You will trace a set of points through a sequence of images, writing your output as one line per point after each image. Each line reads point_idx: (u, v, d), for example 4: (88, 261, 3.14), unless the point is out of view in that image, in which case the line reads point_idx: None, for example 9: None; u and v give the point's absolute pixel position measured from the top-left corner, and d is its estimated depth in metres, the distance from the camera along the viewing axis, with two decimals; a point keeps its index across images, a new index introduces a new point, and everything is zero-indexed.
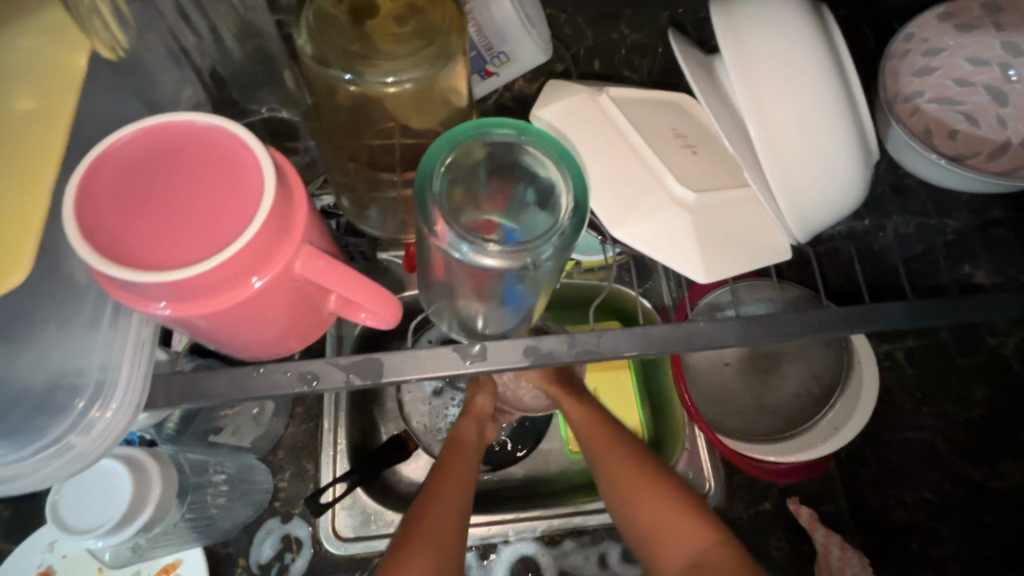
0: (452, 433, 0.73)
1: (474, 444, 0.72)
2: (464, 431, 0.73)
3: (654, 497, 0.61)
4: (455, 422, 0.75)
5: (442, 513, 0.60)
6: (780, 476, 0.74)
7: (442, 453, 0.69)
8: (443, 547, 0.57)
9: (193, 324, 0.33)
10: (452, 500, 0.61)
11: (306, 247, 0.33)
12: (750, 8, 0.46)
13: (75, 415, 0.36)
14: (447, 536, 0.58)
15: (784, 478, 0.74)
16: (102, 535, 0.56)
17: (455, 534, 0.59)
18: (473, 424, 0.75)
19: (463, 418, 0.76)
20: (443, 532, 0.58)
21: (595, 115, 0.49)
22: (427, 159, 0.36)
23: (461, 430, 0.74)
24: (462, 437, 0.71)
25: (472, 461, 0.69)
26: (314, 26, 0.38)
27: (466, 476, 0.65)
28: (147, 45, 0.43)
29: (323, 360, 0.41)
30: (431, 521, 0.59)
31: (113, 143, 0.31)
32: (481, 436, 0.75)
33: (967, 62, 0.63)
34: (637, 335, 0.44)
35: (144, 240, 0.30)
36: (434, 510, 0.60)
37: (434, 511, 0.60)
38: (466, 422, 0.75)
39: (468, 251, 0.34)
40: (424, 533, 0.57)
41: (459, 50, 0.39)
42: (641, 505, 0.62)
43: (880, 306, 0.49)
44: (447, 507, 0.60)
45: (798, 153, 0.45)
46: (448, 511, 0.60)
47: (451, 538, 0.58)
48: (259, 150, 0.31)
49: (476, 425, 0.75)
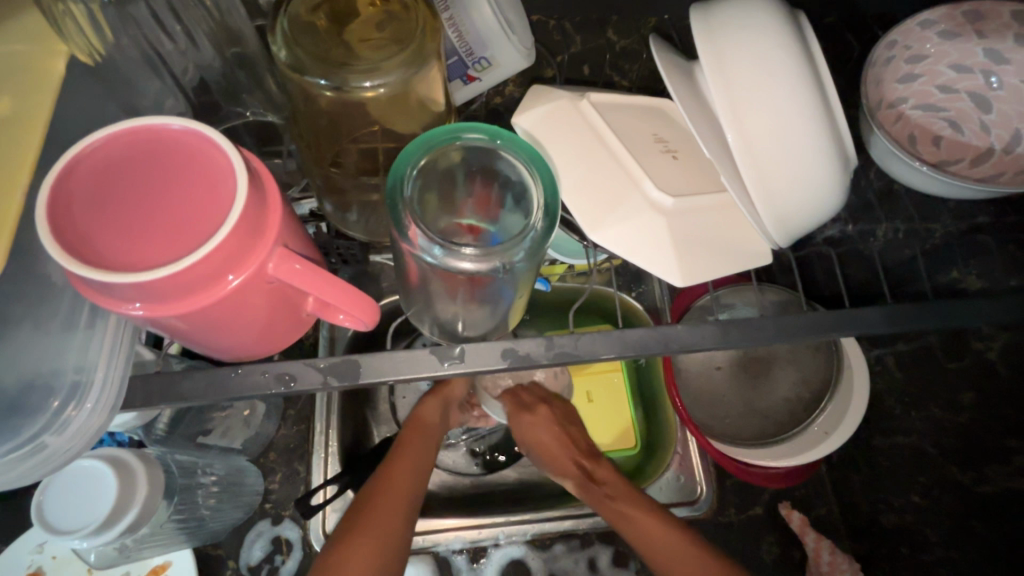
0: (414, 412, 0.76)
1: (435, 424, 0.76)
2: (426, 413, 0.76)
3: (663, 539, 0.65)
4: (419, 401, 0.77)
5: (387, 510, 0.63)
6: (789, 480, 0.75)
7: (400, 434, 0.72)
8: (385, 543, 0.60)
9: (169, 325, 0.34)
10: (404, 486, 0.65)
11: (279, 249, 0.34)
12: (727, 16, 0.47)
13: (51, 414, 0.36)
14: (392, 531, 0.62)
15: (792, 481, 0.75)
16: (87, 535, 0.56)
17: (400, 525, 0.63)
18: (436, 406, 0.78)
19: (427, 398, 0.78)
20: (386, 524, 0.61)
21: (575, 121, 0.49)
22: (400, 162, 0.36)
23: (423, 412, 0.77)
24: (423, 418, 0.74)
25: (430, 443, 0.72)
26: (290, 32, 0.38)
27: (420, 458, 0.69)
28: (125, 51, 0.44)
29: (300, 361, 0.41)
30: (374, 515, 0.62)
31: (87, 146, 0.32)
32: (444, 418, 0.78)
33: (950, 69, 0.63)
34: (614, 337, 0.45)
35: (116, 241, 0.30)
36: (379, 506, 0.63)
37: (379, 504, 0.63)
38: (431, 401, 0.78)
39: (440, 254, 0.34)
40: (366, 529, 0.61)
41: (433, 53, 0.39)
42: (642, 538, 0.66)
43: (859, 312, 0.49)
44: (397, 493, 0.64)
45: (775, 159, 0.45)
46: (397, 502, 0.64)
47: (396, 530, 0.62)
48: (233, 154, 0.32)
49: (439, 408, 0.78)
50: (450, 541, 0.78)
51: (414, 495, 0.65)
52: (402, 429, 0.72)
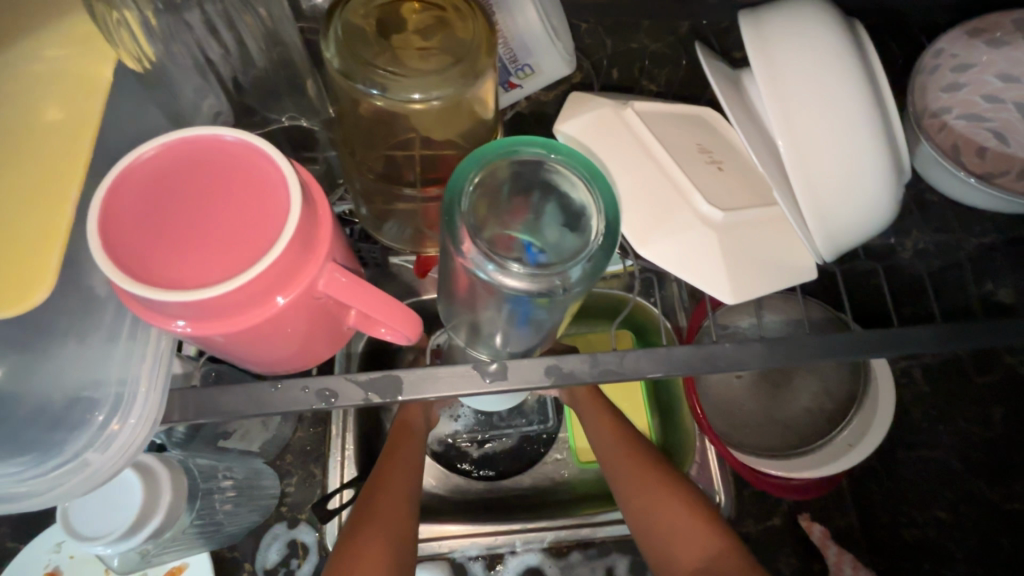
0: (398, 419, 0.72)
1: (419, 430, 0.73)
2: (411, 415, 0.73)
3: (702, 542, 0.56)
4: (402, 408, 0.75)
5: (391, 509, 0.60)
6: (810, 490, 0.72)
7: (387, 440, 0.69)
8: (393, 541, 0.58)
9: (215, 342, 0.33)
10: (404, 483, 0.63)
11: (329, 264, 0.33)
12: (782, 24, 0.45)
13: (94, 429, 0.35)
14: (397, 531, 0.59)
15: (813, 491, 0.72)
16: (111, 542, 0.56)
17: (405, 524, 0.60)
18: (418, 412, 0.74)
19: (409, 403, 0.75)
20: (393, 523, 0.59)
21: (620, 130, 0.48)
22: (456, 176, 0.35)
23: (407, 415, 0.74)
24: (410, 420, 0.72)
25: (417, 450, 0.69)
26: (341, 37, 0.37)
27: (414, 459, 0.67)
28: (173, 57, 0.43)
29: (340, 377, 0.40)
30: (379, 516, 0.59)
31: (135, 158, 0.31)
32: (428, 418, 0.75)
33: (997, 78, 0.61)
34: (659, 356, 0.43)
35: (168, 257, 0.29)
36: (381, 509, 0.60)
37: (383, 505, 0.60)
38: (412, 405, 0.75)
39: (494, 272, 0.33)
40: (376, 527, 0.58)
41: (488, 67, 0.38)
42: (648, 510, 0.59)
43: (908, 331, 0.47)
44: (400, 493, 0.62)
45: (829, 173, 0.44)
46: (398, 507, 0.61)
47: (403, 525, 0.60)
48: (286, 167, 0.31)
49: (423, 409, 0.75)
50: (467, 548, 0.77)
51: (411, 502, 0.62)
52: (389, 435, 0.69)
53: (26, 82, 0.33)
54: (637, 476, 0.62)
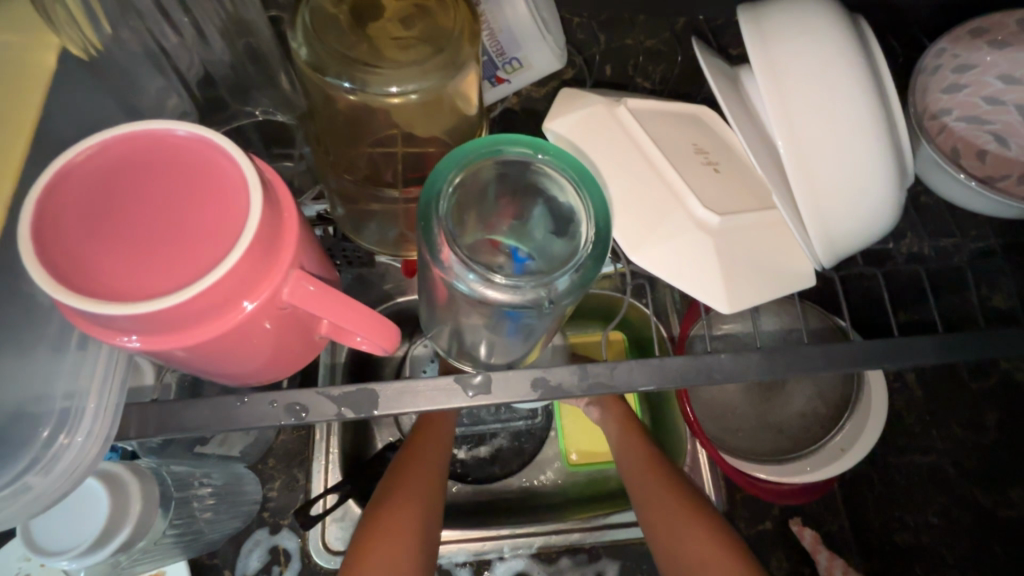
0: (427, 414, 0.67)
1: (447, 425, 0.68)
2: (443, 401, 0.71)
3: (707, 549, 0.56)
4: None
5: (421, 474, 0.59)
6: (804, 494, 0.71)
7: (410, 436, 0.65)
8: (424, 504, 0.57)
9: (170, 356, 0.30)
10: (433, 456, 0.62)
11: (295, 271, 0.30)
12: (782, 20, 0.43)
13: (36, 449, 0.33)
14: (426, 496, 0.58)
15: (808, 496, 0.70)
16: (75, 557, 0.53)
17: (433, 492, 0.59)
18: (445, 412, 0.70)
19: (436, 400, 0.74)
20: (423, 486, 0.58)
21: (612, 130, 0.46)
22: (434, 178, 0.32)
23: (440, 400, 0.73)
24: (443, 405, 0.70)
25: (445, 446, 0.65)
26: (310, 26, 0.34)
27: (443, 440, 0.65)
28: (123, 43, 0.39)
29: (312, 391, 0.37)
30: (411, 479, 0.58)
31: (77, 155, 0.28)
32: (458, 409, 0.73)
33: (999, 80, 0.59)
34: (653, 367, 0.41)
35: (112, 266, 0.26)
36: (393, 505, 0.56)
37: (414, 470, 0.60)
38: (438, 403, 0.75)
39: (475, 282, 0.31)
40: (406, 490, 0.57)
41: (471, 58, 0.36)
42: (658, 517, 0.60)
43: (910, 341, 0.45)
44: (429, 463, 0.61)
45: (830, 176, 0.42)
46: (413, 501, 0.57)
47: (433, 493, 0.59)
48: (245, 166, 0.28)
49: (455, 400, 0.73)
50: (454, 554, 0.75)
51: (438, 483, 0.60)
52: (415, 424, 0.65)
53: None
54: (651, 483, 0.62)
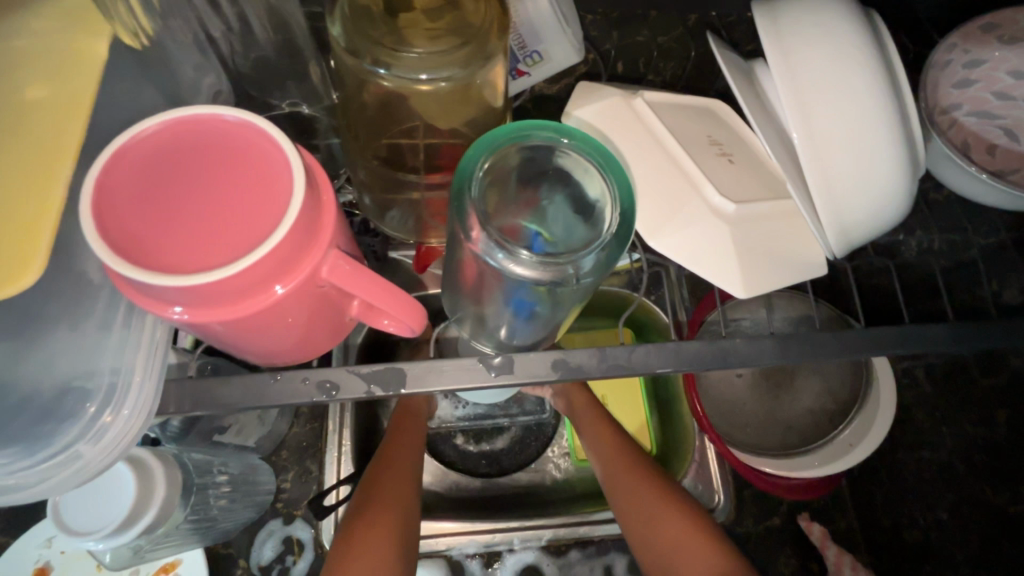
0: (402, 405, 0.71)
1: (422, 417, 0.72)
2: (416, 401, 0.72)
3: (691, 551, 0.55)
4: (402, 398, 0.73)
5: (396, 478, 0.61)
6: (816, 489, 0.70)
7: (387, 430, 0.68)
8: (400, 507, 0.59)
9: (213, 330, 0.32)
10: (406, 458, 0.64)
11: (333, 250, 0.32)
12: (799, 13, 0.44)
13: (85, 422, 0.34)
14: (403, 499, 0.60)
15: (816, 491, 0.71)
16: (104, 538, 0.54)
17: (409, 494, 0.61)
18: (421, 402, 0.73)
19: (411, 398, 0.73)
20: (399, 490, 0.60)
21: (630, 120, 0.47)
22: (466, 161, 0.34)
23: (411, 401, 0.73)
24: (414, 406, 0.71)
25: (417, 447, 0.66)
26: (348, 16, 0.36)
27: (415, 443, 0.66)
28: (171, 32, 0.41)
29: (342, 369, 0.39)
30: (387, 484, 0.60)
31: (133, 136, 0.29)
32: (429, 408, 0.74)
33: (1009, 75, 0.60)
34: (669, 351, 0.42)
35: (166, 240, 0.28)
36: (379, 496, 0.58)
37: (390, 474, 0.61)
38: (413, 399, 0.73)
39: (505, 261, 0.32)
40: (383, 496, 0.59)
41: (499, 49, 0.37)
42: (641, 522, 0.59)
43: (922, 328, 0.46)
44: (403, 467, 0.63)
45: (844, 166, 0.43)
46: (397, 494, 0.60)
47: (408, 494, 0.61)
48: (290, 149, 0.29)
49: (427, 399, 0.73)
50: (464, 546, 0.76)
51: (412, 483, 0.62)
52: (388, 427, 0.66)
53: (14, 58, 0.31)
54: (634, 490, 0.62)
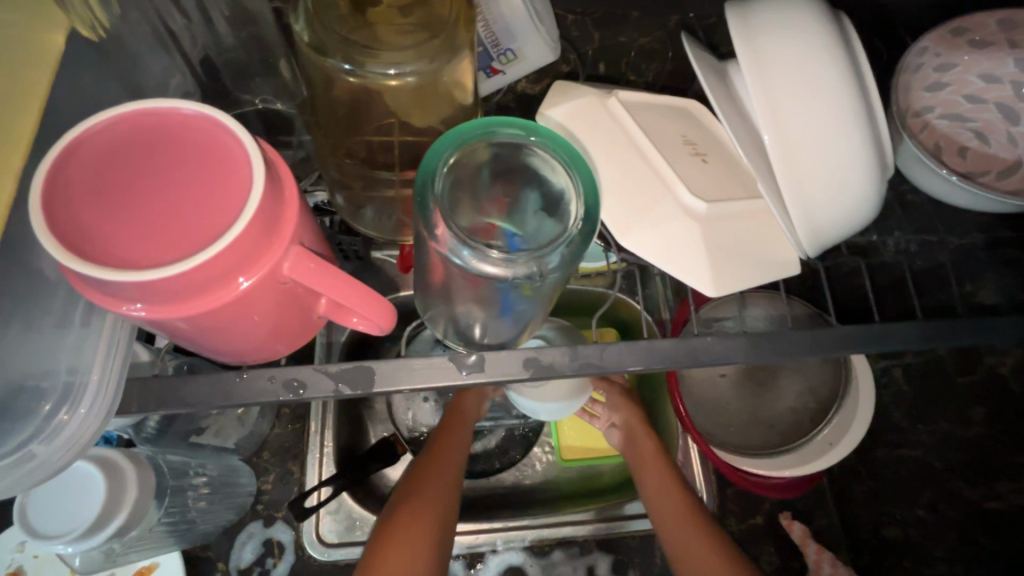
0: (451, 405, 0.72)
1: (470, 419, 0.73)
2: (466, 401, 0.73)
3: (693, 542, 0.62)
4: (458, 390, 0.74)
5: (437, 479, 0.61)
6: (794, 488, 0.72)
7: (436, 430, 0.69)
8: (440, 511, 0.59)
9: (171, 327, 0.31)
10: (450, 460, 0.64)
11: (295, 247, 0.31)
12: (767, 13, 0.44)
13: (40, 420, 0.33)
14: (442, 502, 0.60)
15: (795, 490, 0.72)
16: (72, 541, 0.53)
17: (450, 495, 0.61)
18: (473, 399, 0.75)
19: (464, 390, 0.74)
20: (439, 492, 0.60)
21: (604, 119, 0.47)
22: (430, 157, 0.34)
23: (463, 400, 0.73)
24: (464, 408, 0.71)
25: (461, 449, 0.67)
26: (312, 10, 0.36)
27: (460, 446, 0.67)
28: (130, 26, 0.41)
29: (309, 367, 0.38)
30: (427, 486, 0.60)
31: (88, 129, 0.29)
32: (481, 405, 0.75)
33: (980, 79, 0.61)
34: (641, 349, 0.42)
35: (118, 236, 0.27)
36: (419, 497, 0.59)
37: (431, 475, 0.62)
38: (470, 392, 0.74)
39: (469, 257, 0.32)
40: (422, 497, 0.59)
41: (466, 44, 0.37)
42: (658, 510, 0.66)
43: (891, 325, 0.47)
44: (446, 469, 0.63)
45: (813, 166, 0.43)
46: (438, 496, 0.60)
47: (448, 495, 0.61)
48: (249, 144, 0.29)
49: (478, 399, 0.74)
50: None
51: (453, 486, 0.62)
52: (435, 428, 0.67)
53: None
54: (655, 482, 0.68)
